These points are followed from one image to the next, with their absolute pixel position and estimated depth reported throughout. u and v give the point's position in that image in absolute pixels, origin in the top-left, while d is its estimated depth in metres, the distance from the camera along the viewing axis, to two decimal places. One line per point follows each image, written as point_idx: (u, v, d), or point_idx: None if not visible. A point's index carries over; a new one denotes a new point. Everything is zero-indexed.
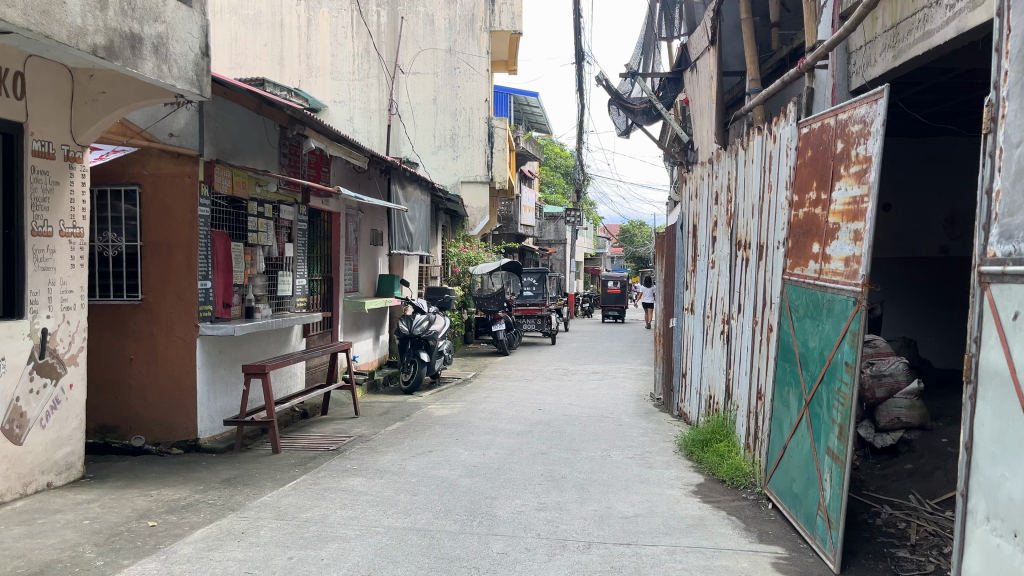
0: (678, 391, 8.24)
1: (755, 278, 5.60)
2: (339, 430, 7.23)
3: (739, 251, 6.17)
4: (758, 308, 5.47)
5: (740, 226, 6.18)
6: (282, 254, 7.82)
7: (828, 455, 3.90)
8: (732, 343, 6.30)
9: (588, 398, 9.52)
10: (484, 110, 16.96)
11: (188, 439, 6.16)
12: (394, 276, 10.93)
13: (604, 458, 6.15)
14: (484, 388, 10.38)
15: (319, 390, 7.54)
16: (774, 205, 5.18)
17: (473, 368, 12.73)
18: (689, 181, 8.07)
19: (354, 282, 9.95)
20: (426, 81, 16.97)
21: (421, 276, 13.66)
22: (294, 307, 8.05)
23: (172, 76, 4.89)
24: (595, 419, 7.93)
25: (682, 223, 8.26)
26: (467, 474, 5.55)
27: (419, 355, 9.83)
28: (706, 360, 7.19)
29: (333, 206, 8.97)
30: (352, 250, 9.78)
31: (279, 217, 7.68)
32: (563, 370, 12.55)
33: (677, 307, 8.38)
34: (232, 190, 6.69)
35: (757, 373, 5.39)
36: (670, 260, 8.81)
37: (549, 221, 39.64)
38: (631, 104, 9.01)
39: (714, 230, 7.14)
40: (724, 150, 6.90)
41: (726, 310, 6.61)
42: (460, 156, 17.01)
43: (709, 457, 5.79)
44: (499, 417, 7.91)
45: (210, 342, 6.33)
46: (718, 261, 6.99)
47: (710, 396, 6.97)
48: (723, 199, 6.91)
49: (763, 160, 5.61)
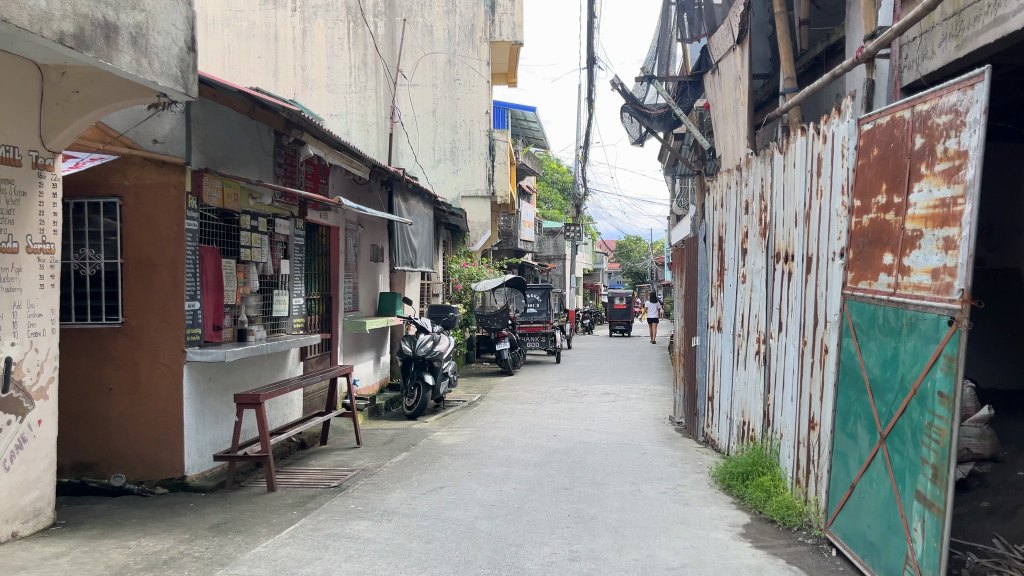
0: (703, 415, 7.68)
1: (802, 293, 5.05)
2: (340, 463, 6.67)
3: (779, 265, 5.64)
4: (807, 328, 4.93)
5: (779, 237, 5.65)
6: (278, 271, 7.26)
7: (918, 500, 3.34)
8: (772, 365, 5.76)
9: (603, 422, 8.96)
10: (485, 123, 16.52)
11: (175, 477, 5.58)
12: (395, 294, 10.38)
13: (635, 494, 5.58)
14: (493, 412, 9.81)
15: (318, 419, 6.96)
16: (826, 212, 4.65)
17: (478, 390, 12.15)
18: (714, 190, 7.54)
19: (354, 301, 9.39)
20: (426, 93, 16.53)
21: (423, 294, 13.10)
22: (290, 328, 7.49)
23: (154, 72, 4.35)
24: (616, 446, 7.36)
25: (705, 235, 7.73)
26: (485, 515, 4.97)
27: (423, 378, 9.27)
28: (738, 382, 6.64)
29: (331, 220, 8.42)
30: (351, 267, 9.24)
31: (274, 231, 7.13)
32: (573, 390, 11.99)
33: (700, 324, 7.85)
34: (223, 202, 6.14)
35: (808, 400, 4.85)
36: (691, 275, 8.27)
37: (548, 237, 39.18)
38: (647, 110, 8.47)
39: (745, 242, 6.61)
40: (756, 155, 6.40)
41: (762, 328, 6.07)
42: (460, 169, 16.56)
43: (751, 493, 5.22)
44: (513, 446, 7.34)
45: (198, 369, 5.75)
46: (751, 275, 6.45)
47: (744, 422, 6.42)
48: (756, 208, 6.38)
49: (807, 163, 5.08)
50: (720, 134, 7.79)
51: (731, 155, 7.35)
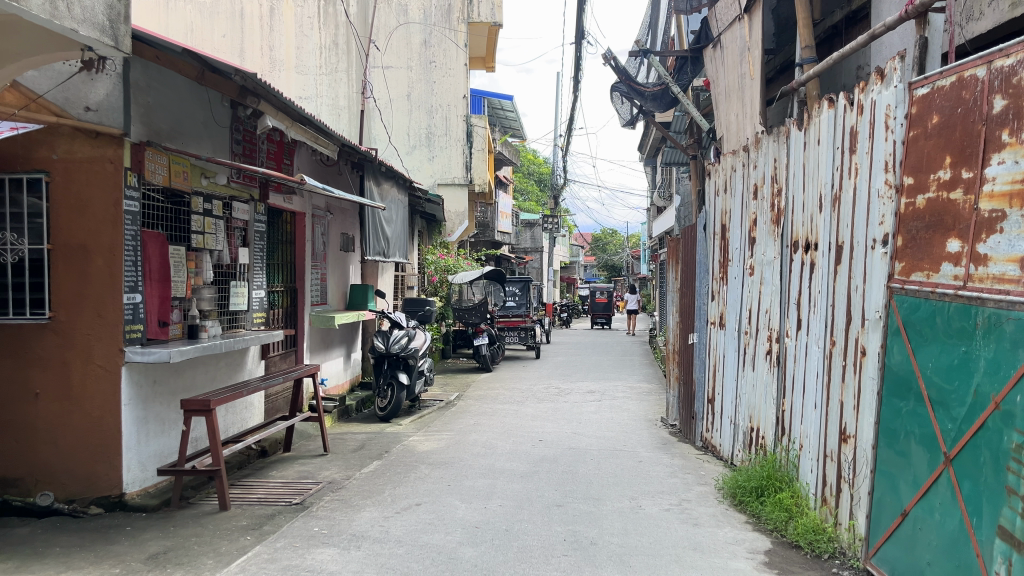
0: (701, 418, 7.09)
1: (830, 287, 4.46)
2: (304, 474, 5.99)
3: (798, 255, 5.06)
4: (835, 327, 4.35)
5: (798, 225, 5.07)
6: (236, 260, 6.54)
7: (1000, 538, 2.75)
8: (788, 367, 5.17)
9: (591, 424, 8.36)
10: (462, 108, 15.86)
11: (111, 495, 4.85)
12: (367, 286, 9.67)
13: (636, 512, 4.96)
14: (471, 413, 9.17)
15: (280, 425, 6.27)
16: (862, 193, 4.06)
17: (455, 388, 11.48)
18: (716, 174, 6.95)
19: (322, 294, 8.69)
20: (400, 76, 15.88)
21: (397, 286, 12.41)
22: (250, 323, 6.77)
23: (73, 18, 3.62)
24: (608, 453, 6.75)
25: (705, 224, 7.15)
26: (469, 540, 4.31)
27: (397, 377, 8.59)
28: (744, 384, 6.06)
29: (296, 205, 7.71)
30: (319, 257, 8.53)
31: (230, 216, 6.41)
32: (555, 388, 11.39)
33: (698, 320, 7.27)
34: (170, 181, 5.40)
35: (837, 407, 4.27)
36: (688, 267, 7.69)
37: (525, 230, 38.60)
38: (642, 87, 7.79)
39: (754, 230, 6.03)
40: (767, 134, 5.81)
41: (775, 326, 5.49)
42: (436, 156, 15.97)
43: (769, 512, 4.63)
44: (495, 452, 6.71)
45: (140, 372, 5.03)
46: (760, 267, 5.87)
47: (752, 428, 5.84)
48: (767, 193, 5.79)
49: (836, 139, 4.49)
50: (720, 113, 7.20)
51: (734, 138, 6.75)
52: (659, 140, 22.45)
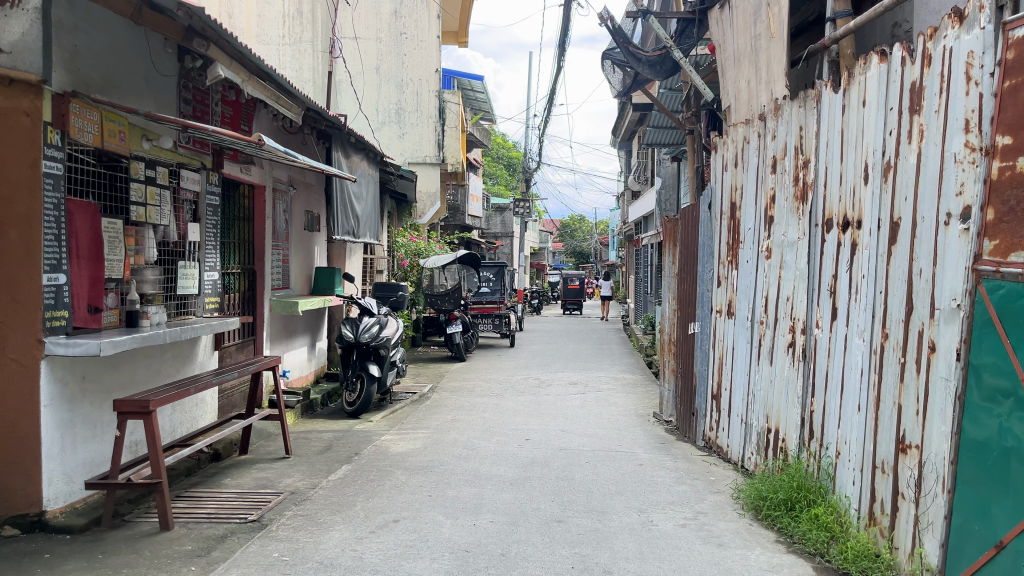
0: (704, 415, 6.49)
1: (880, 269, 3.84)
2: (263, 481, 5.24)
3: (833, 235, 4.44)
4: (887, 318, 3.74)
5: (834, 201, 4.44)
6: (184, 237, 5.73)
7: None
8: (817, 361, 4.57)
9: (579, 419, 7.72)
10: (434, 82, 15.21)
11: (28, 514, 4.05)
12: (334, 269, 8.89)
13: (648, 529, 4.31)
14: (447, 407, 8.48)
15: (234, 427, 5.51)
16: (930, 159, 3.43)
17: (429, 379, 10.78)
18: (724, 147, 6.31)
19: (284, 277, 7.91)
20: (370, 48, 15.24)
21: (366, 270, 11.65)
22: (201, 310, 5.97)
23: None
24: (604, 455, 6.10)
25: (710, 202, 6.53)
26: (460, 570, 3.61)
27: (367, 369, 7.86)
28: (758, 378, 5.45)
29: (254, 176, 6.90)
30: (280, 236, 7.73)
31: (179, 186, 5.60)
32: (535, 379, 10.74)
33: (701, 308, 6.65)
34: (103, 141, 4.57)
35: (889, 411, 3.67)
36: (688, 250, 7.07)
37: (495, 214, 37.82)
38: (640, 51, 7.12)
39: (772, 208, 5.40)
40: (791, 98, 5.17)
41: (800, 315, 4.87)
42: (406, 133, 15.37)
43: (805, 531, 4.03)
44: (479, 455, 6.03)
45: (64, 367, 4.23)
46: (780, 249, 5.26)
47: (769, 430, 5.23)
48: (789, 165, 5.16)
49: (889, 98, 3.86)
50: (727, 80, 6.56)
51: (745, 108, 6.11)
52: (636, 122, 21.98)
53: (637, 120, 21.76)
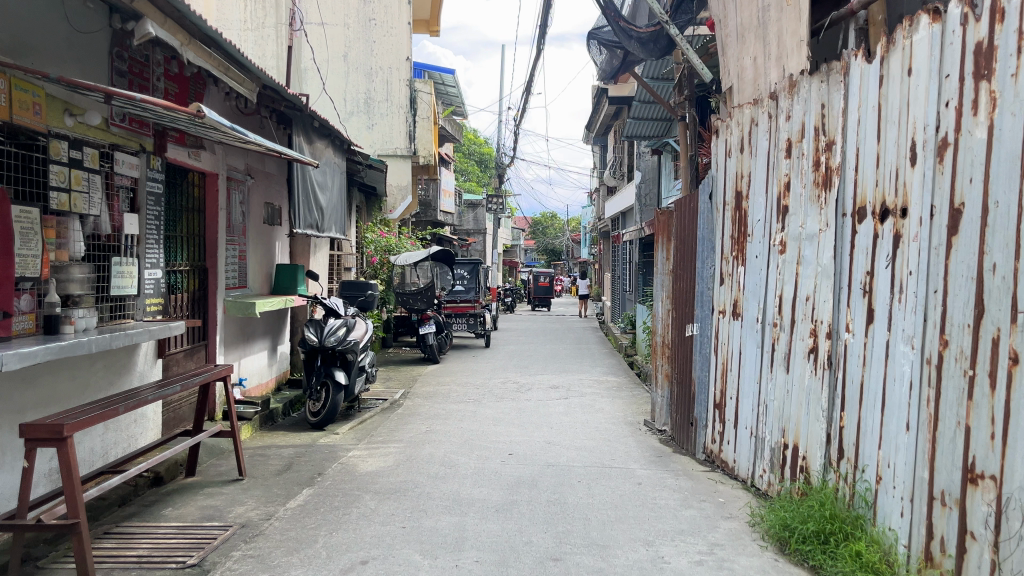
0: (704, 425, 5.92)
1: (935, 264, 3.26)
2: (210, 510, 4.55)
3: (869, 226, 3.86)
4: (946, 322, 3.17)
5: (869, 187, 3.87)
6: (121, 229, 5.00)
7: None
8: (847, 371, 4.00)
9: (565, 429, 7.11)
10: (405, 71, 14.53)
11: None
12: (296, 266, 8.18)
13: (660, 567, 3.69)
14: (421, 415, 7.82)
15: (181, 446, 4.82)
16: (1007, 132, 2.85)
17: (401, 383, 10.11)
18: (728, 130, 5.72)
19: (241, 275, 7.19)
20: (337, 34, 14.52)
21: (332, 267, 10.94)
22: (141, 313, 5.25)
23: None
24: (597, 472, 5.49)
25: (710, 191, 5.95)
26: None
27: (333, 376, 7.18)
28: (771, 387, 4.88)
29: (204, 162, 6.17)
30: (235, 230, 7.01)
31: (113, 170, 4.87)
32: (514, 382, 10.12)
33: (700, 308, 6.07)
34: (12, 114, 3.83)
35: (951, 433, 3.10)
36: (684, 245, 6.49)
37: (466, 210, 37.10)
38: (633, 26, 6.52)
39: (786, 197, 4.81)
40: (809, 71, 4.59)
41: (824, 318, 4.30)
42: (376, 124, 14.67)
43: (847, 572, 3.46)
44: (457, 474, 5.38)
45: None
46: (796, 242, 4.69)
47: (786, 445, 4.66)
48: (807, 148, 4.59)
49: (944, 64, 3.28)
50: (729, 58, 5.98)
51: (751, 88, 5.52)
52: (610, 116, 21.54)
53: (613, 114, 21.31)
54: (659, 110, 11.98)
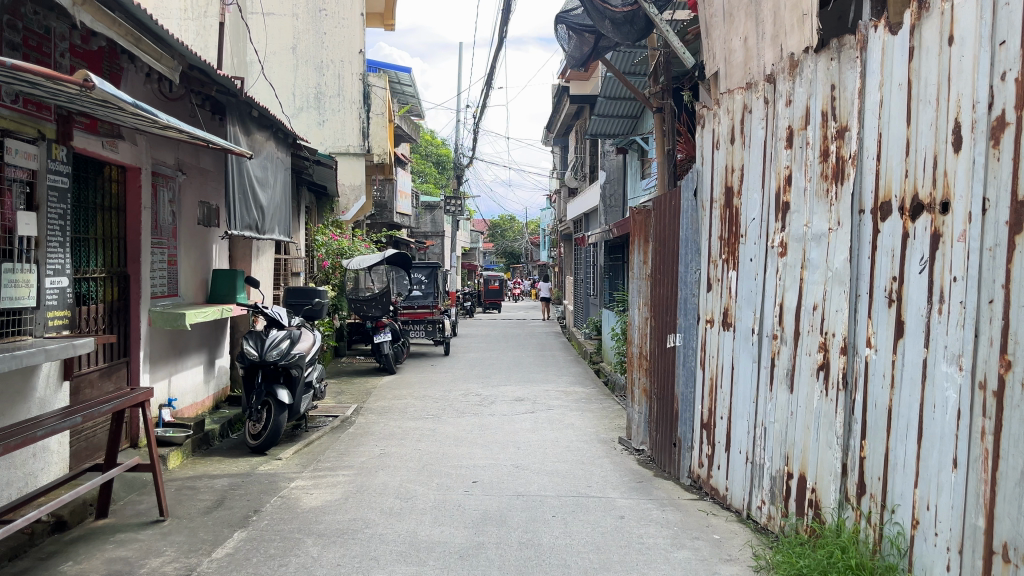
0: (690, 447, 5.35)
1: (992, 269, 2.71)
2: (118, 564, 3.81)
3: (896, 224, 3.32)
4: (1008, 339, 2.63)
5: (895, 179, 3.32)
6: (17, 230, 4.23)
7: None
8: (869, 393, 3.45)
9: (534, 449, 6.48)
10: (358, 65, 13.81)
11: None
12: (235, 272, 7.42)
13: None
14: (374, 435, 7.12)
15: (101, 475, 4.16)
16: None
17: (353, 396, 9.39)
18: (715, 119, 5.17)
19: (171, 283, 6.43)
20: (284, 25, 13.77)
21: (277, 272, 10.16)
22: (42, 329, 4.50)
23: None
24: (573, 504, 4.86)
25: (695, 187, 5.40)
26: None
27: (275, 395, 6.45)
28: (771, 407, 4.32)
29: (123, 154, 5.42)
30: (163, 232, 6.25)
31: (3, 160, 4.09)
32: (475, 394, 9.47)
33: (684, 316, 5.50)
34: None
35: (1017, 475, 2.55)
36: (664, 247, 5.92)
37: (424, 212, 36.38)
38: (608, 4, 5.92)
39: (787, 193, 4.26)
40: (813, 49, 4.05)
41: (836, 330, 3.74)
42: (327, 120, 13.91)
43: None
44: (414, 510, 4.70)
45: None
46: (799, 242, 4.13)
47: (789, 474, 4.10)
48: (812, 136, 4.04)
49: (997, 30, 2.74)
50: (713, 41, 5.45)
51: (740, 73, 4.98)
52: (571, 116, 21.05)
53: (574, 113, 20.86)
54: (625, 108, 11.51)
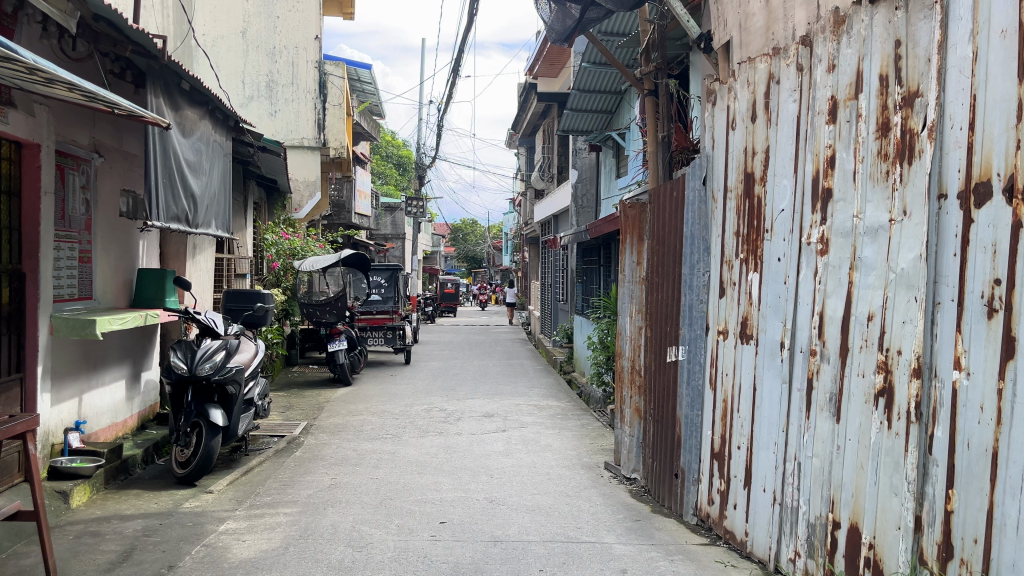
0: (696, 479, 4.57)
1: None
2: None
3: (998, 212, 2.55)
4: None
5: (996, 153, 2.56)
6: None
7: None
8: (957, 428, 2.68)
9: (509, 478, 5.63)
10: (314, 52, 12.86)
11: None
12: (165, 271, 6.45)
13: None
14: (325, 460, 6.20)
15: None
16: None
17: (303, 412, 8.44)
18: (730, 95, 4.41)
19: (85, 284, 5.49)
20: (233, 7, 12.77)
21: (219, 274, 9.19)
22: None
23: None
24: (562, 553, 4.03)
25: (704, 175, 4.63)
26: None
27: (205, 416, 5.51)
28: (807, 440, 3.54)
29: (15, 126, 4.46)
30: (73, 225, 5.30)
31: None
32: (438, 410, 8.58)
33: (689, 326, 4.71)
34: None
35: None
36: (664, 246, 5.14)
37: (384, 214, 35.36)
38: None
39: (828, 177, 3.49)
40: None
41: (903, 346, 2.97)
42: (279, 111, 12.95)
43: None
44: (369, 564, 3.81)
45: None
46: (846, 237, 3.36)
47: (834, 523, 3.32)
48: (865, 107, 3.27)
49: None
50: (725, 6, 4.70)
51: (761, 39, 4.22)
52: (538, 116, 20.27)
53: (541, 113, 20.09)
54: (600, 101, 10.73)
